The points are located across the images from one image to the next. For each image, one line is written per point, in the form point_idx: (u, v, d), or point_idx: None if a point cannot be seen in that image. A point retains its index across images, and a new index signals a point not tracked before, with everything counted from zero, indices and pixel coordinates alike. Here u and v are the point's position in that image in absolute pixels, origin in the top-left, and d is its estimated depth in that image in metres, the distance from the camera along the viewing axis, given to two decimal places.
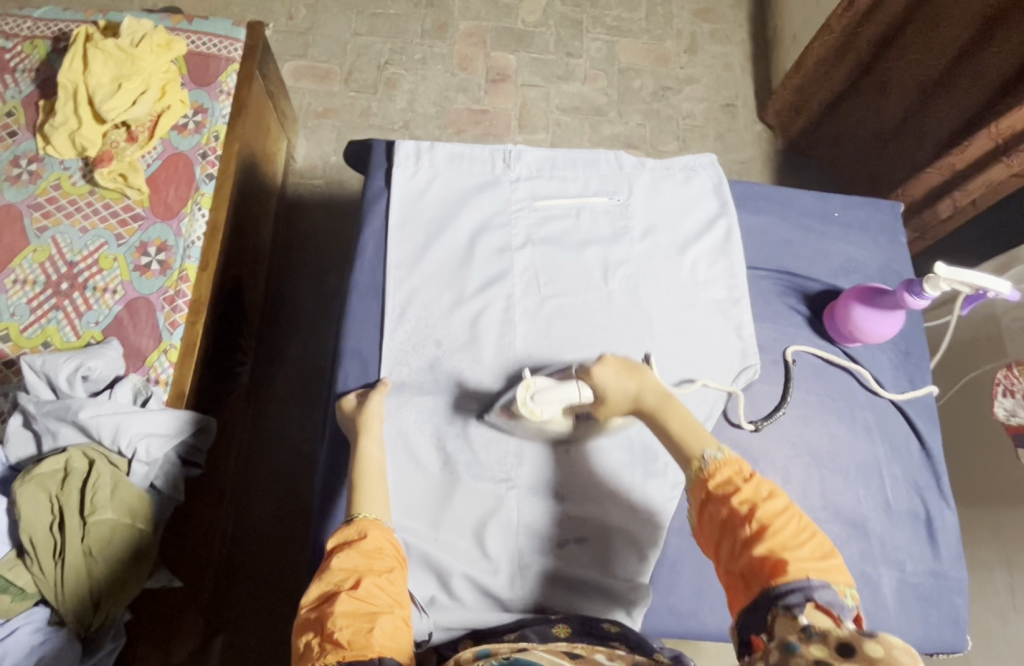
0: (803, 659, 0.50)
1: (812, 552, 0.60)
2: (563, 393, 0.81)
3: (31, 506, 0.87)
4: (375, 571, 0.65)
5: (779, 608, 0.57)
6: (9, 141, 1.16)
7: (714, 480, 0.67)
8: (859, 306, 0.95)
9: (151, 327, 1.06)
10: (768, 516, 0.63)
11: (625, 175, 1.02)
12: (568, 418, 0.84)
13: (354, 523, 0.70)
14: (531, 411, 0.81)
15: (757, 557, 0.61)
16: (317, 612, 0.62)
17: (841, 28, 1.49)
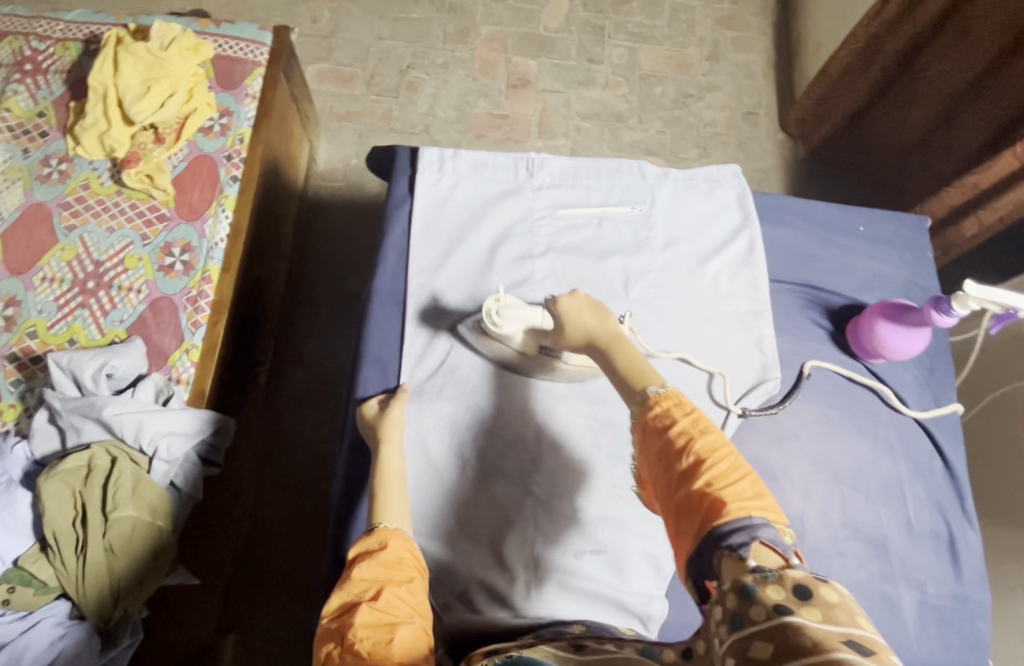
0: (763, 605, 0.49)
1: (749, 488, 0.59)
2: (528, 313, 0.86)
3: (56, 502, 0.88)
4: (396, 581, 0.65)
5: (724, 550, 0.55)
6: (40, 141, 1.18)
7: (653, 414, 0.65)
8: (884, 322, 0.94)
9: (174, 327, 1.08)
10: (705, 450, 0.61)
11: (648, 184, 1.01)
12: (532, 347, 0.88)
13: (374, 532, 0.70)
14: (494, 322, 0.86)
15: (694, 492, 0.59)
16: (338, 621, 0.62)
17: (868, 35, 1.47)
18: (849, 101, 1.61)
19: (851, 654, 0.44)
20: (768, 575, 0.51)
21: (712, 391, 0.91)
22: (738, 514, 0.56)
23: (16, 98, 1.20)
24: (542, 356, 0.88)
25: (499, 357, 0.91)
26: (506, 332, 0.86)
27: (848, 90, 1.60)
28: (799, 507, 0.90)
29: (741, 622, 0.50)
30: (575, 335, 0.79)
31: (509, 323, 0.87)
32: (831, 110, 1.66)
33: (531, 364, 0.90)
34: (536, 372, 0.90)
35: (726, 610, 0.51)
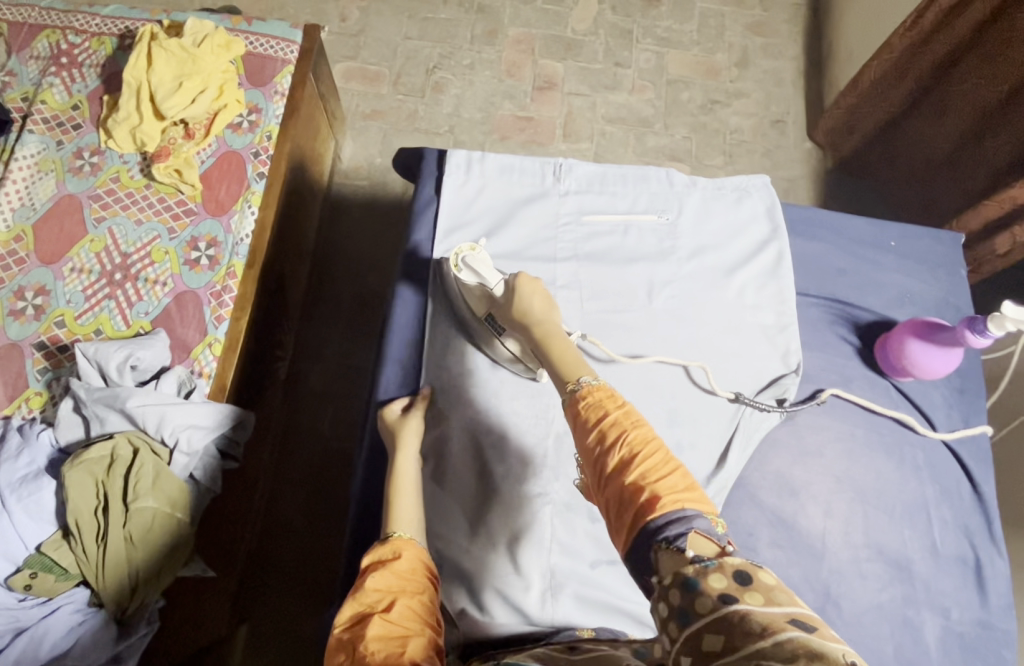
0: (708, 597, 0.49)
1: (681, 479, 0.58)
2: (487, 273, 0.87)
3: (79, 491, 0.90)
4: (408, 592, 0.65)
5: (660, 544, 0.54)
6: (74, 133, 1.20)
7: (584, 407, 0.64)
8: (914, 340, 0.92)
9: (197, 320, 1.09)
10: (636, 443, 0.60)
11: (675, 193, 1.00)
12: (479, 311, 0.89)
13: (388, 542, 0.70)
14: (454, 260, 0.89)
15: (627, 487, 0.58)
16: (350, 632, 0.61)
17: (903, 46, 1.45)
18: (881, 112, 1.58)
19: (797, 633, 0.44)
20: (708, 565, 0.50)
21: (694, 378, 0.90)
22: (672, 507, 0.56)
23: (52, 91, 1.22)
24: (487, 324, 0.89)
25: (458, 297, 0.92)
26: (460, 277, 0.88)
27: (880, 100, 1.57)
28: (820, 526, 0.89)
29: (689, 617, 0.49)
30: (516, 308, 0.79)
31: (467, 271, 0.89)
32: (862, 121, 1.63)
33: (477, 326, 0.90)
34: (479, 335, 0.91)
35: (671, 606, 0.50)
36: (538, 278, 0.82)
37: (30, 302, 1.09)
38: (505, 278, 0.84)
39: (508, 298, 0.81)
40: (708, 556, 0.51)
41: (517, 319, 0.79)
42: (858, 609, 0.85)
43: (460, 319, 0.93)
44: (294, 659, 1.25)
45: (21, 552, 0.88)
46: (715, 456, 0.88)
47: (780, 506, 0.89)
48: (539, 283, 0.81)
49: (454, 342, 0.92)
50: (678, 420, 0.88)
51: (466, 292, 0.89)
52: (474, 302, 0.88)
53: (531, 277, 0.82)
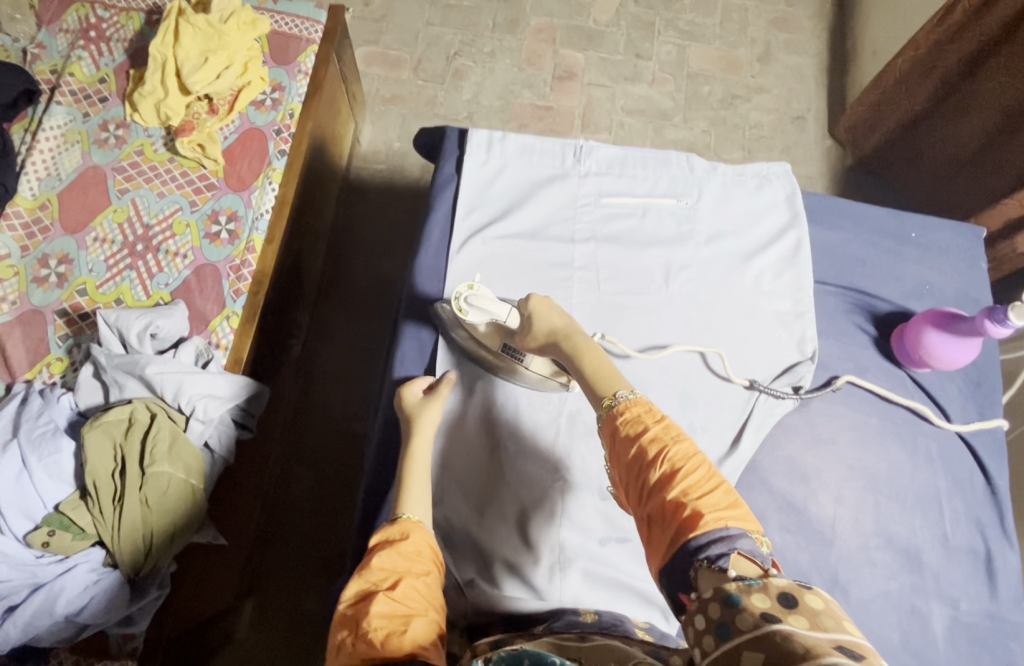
0: (750, 614, 0.47)
1: (725, 496, 0.58)
2: (495, 308, 0.85)
3: (97, 452, 0.91)
4: (413, 573, 0.66)
5: (701, 562, 0.55)
6: (100, 106, 1.21)
7: (622, 421, 0.65)
8: (932, 330, 0.91)
9: (216, 293, 1.10)
10: (678, 458, 0.61)
11: (695, 178, 1.00)
12: (496, 338, 0.89)
13: (397, 522, 0.71)
14: (458, 307, 0.86)
15: (668, 503, 0.59)
16: (354, 608, 0.63)
17: (929, 43, 1.44)
18: (903, 110, 1.57)
19: (842, 658, 0.43)
20: (753, 583, 0.49)
21: (710, 365, 0.90)
22: (715, 525, 0.56)
23: (80, 64, 1.24)
24: (505, 354, 0.89)
25: (464, 341, 0.90)
26: (468, 319, 0.86)
27: (902, 99, 1.56)
28: (831, 512, 0.89)
29: (728, 633, 0.48)
30: (538, 331, 0.81)
31: (473, 311, 0.86)
32: (884, 118, 1.62)
33: (496, 362, 0.90)
34: (498, 370, 0.90)
35: (709, 620, 0.50)
36: (549, 296, 0.83)
37: (53, 270, 1.10)
38: (516, 305, 0.84)
39: (525, 329, 0.83)
40: (753, 577, 0.51)
41: (546, 341, 0.81)
42: (865, 596, 0.85)
43: (476, 362, 0.91)
44: (298, 633, 1.26)
45: (39, 510, 0.90)
46: (729, 439, 0.89)
47: (790, 491, 0.89)
48: (553, 302, 0.83)
49: (472, 375, 0.91)
50: (690, 401, 0.89)
51: (473, 329, 0.89)
52: (487, 337, 0.88)
53: (543, 296, 0.83)
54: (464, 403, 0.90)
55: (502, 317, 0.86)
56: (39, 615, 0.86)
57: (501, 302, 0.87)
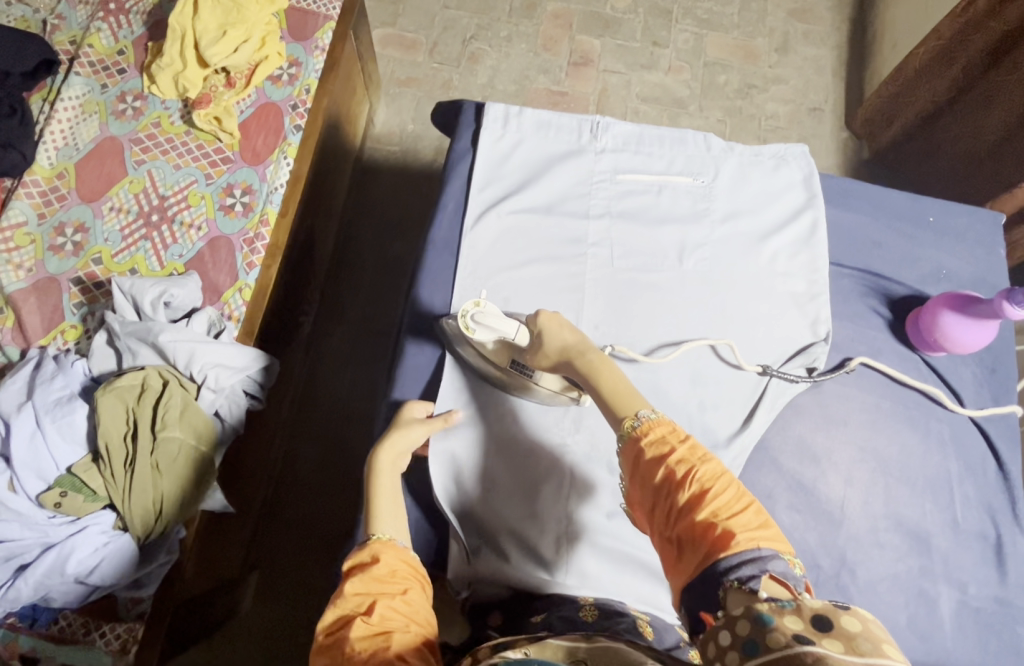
0: (781, 634, 0.49)
1: (755, 517, 0.61)
2: (502, 326, 0.82)
3: (109, 416, 0.92)
4: (388, 593, 0.64)
5: (732, 582, 0.56)
6: (118, 78, 1.22)
7: (648, 441, 0.65)
8: (949, 312, 0.91)
9: (229, 266, 1.11)
10: (707, 479, 0.62)
11: (712, 157, 1.00)
12: (504, 356, 0.87)
13: (367, 545, 0.68)
14: (465, 325, 0.83)
15: (699, 524, 0.60)
16: (332, 637, 0.61)
17: (951, 32, 1.42)
18: (922, 101, 1.55)
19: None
20: (785, 605, 0.51)
21: (721, 358, 0.90)
22: (748, 546, 0.58)
23: (98, 35, 1.24)
24: (513, 370, 0.87)
25: (471, 356, 0.88)
26: (475, 338, 0.83)
27: (921, 89, 1.54)
28: (840, 493, 0.88)
29: (756, 649, 0.49)
30: (549, 348, 0.79)
31: (480, 329, 0.83)
32: (902, 110, 1.60)
33: (505, 377, 0.88)
34: (506, 385, 0.88)
35: (738, 636, 0.51)
36: (558, 312, 0.81)
37: (69, 238, 1.11)
38: (524, 324, 0.82)
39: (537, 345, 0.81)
40: (786, 599, 0.52)
41: (559, 356, 0.79)
42: (872, 578, 0.85)
43: (484, 380, 0.89)
44: (302, 608, 1.27)
45: (52, 471, 0.91)
46: (741, 418, 0.89)
47: (800, 471, 0.89)
48: (562, 317, 0.81)
49: (480, 394, 0.89)
50: (702, 381, 0.89)
51: (481, 347, 0.87)
52: (495, 354, 0.87)
53: (552, 312, 0.81)
54: (472, 392, 0.89)
55: (510, 334, 0.83)
56: (51, 574, 0.87)
57: (508, 319, 0.83)
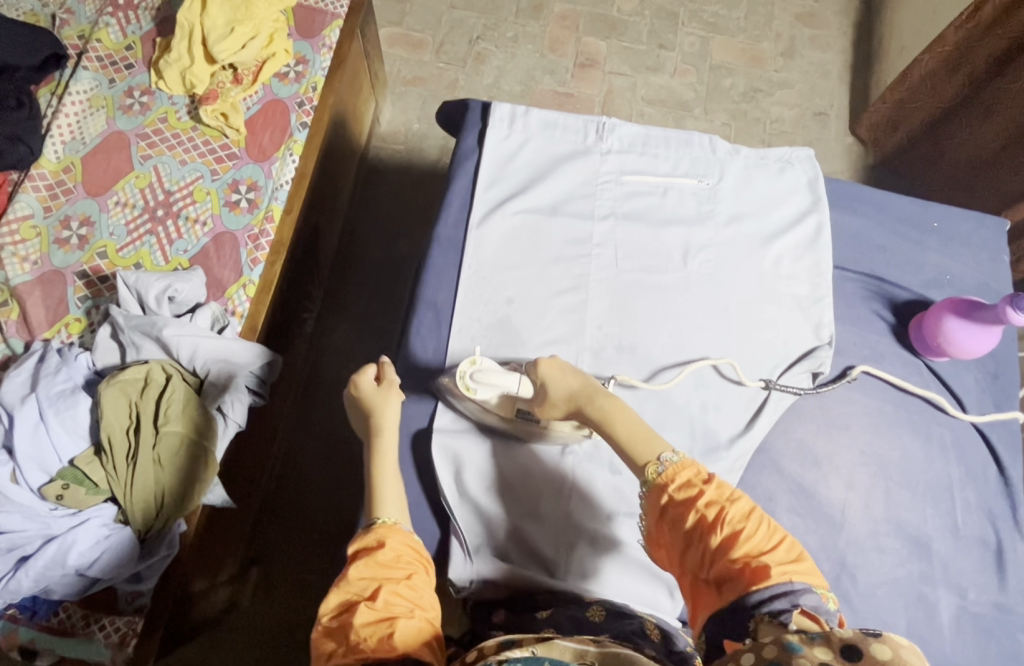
0: (807, 661, 0.50)
1: (786, 552, 0.64)
2: (503, 381, 0.82)
3: (112, 410, 0.92)
4: (393, 578, 0.67)
5: (761, 615, 0.59)
6: (126, 73, 1.22)
7: (676, 485, 0.68)
8: (952, 318, 0.91)
9: (234, 261, 1.11)
10: (737, 520, 0.65)
11: (718, 159, 1.00)
12: (508, 411, 0.85)
13: (372, 530, 0.71)
14: (466, 386, 0.82)
15: (733, 563, 0.63)
16: (338, 621, 0.64)
17: (958, 39, 1.41)
18: (929, 107, 1.55)
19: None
20: (815, 635, 0.52)
21: (725, 375, 0.89)
22: (781, 580, 0.61)
23: (107, 31, 1.25)
24: (520, 420, 0.85)
25: (474, 414, 0.86)
26: (477, 397, 0.83)
27: (928, 95, 1.54)
28: (841, 497, 0.88)
29: None
30: (556, 396, 0.79)
31: (481, 386, 0.83)
32: (908, 115, 1.60)
33: (516, 427, 0.86)
34: (513, 433, 0.87)
35: (762, 657, 0.52)
36: (558, 357, 0.80)
37: (75, 232, 1.11)
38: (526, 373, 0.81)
39: (542, 396, 0.80)
40: (815, 629, 0.53)
41: (568, 406, 0.79)
42: (872, 581, 0.85)
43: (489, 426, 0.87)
44: (302, 604, 1.27)
45: (55, 464, 0.91)
46: (743, 421, 0.89)
47: (801, 475, 0.89)
48: (565, 363, 0.80)
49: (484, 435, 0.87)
50: (704, 384, 0.89)
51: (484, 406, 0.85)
52: (498, 407, 0.84)
53: (551, 359, 0.80)
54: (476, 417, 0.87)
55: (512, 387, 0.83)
56: (51, 566, 0.87)
57: (508, 372, 0.83)
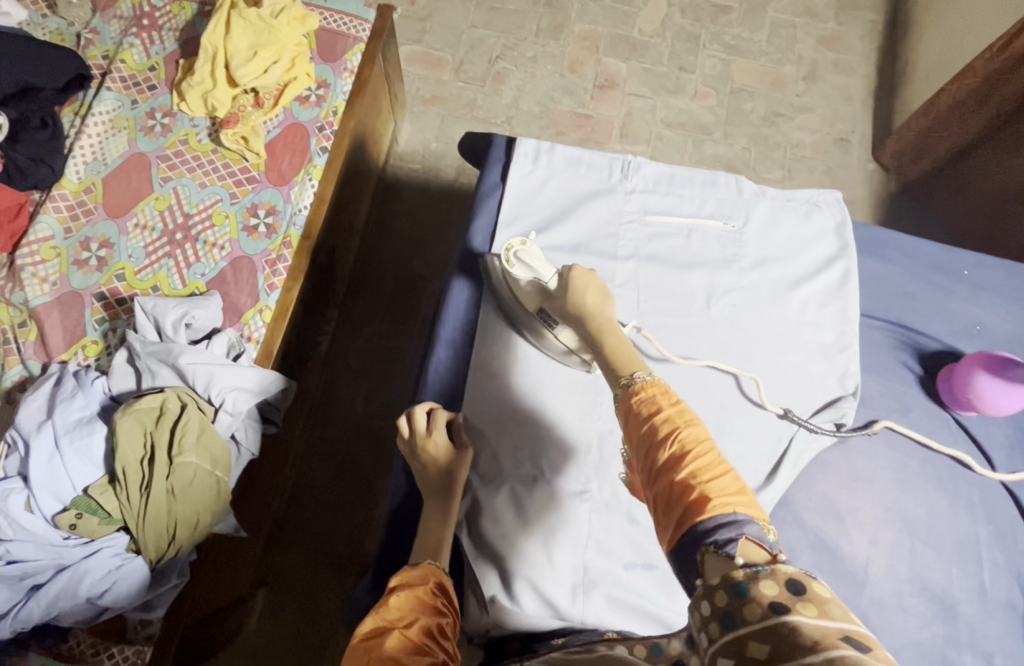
0: (758, 604, 0.47)
1: (733, 483, 0.56)
2: (541, 267, 0.86)
3: (127, 439, 0.92)
4: (429, 614, 0.66)
5: (708, 546, 0.52)
6: (148, 94, 1.23)
7: (635, 402, 0.61)
8: (983, 373, 0.89)
9: (251, 286, 1.11)
10: (689, 441, 0.57)
11: (743, 200, 0.99)
12: (534, 305, 0.87)
13: (419, 566, 0.71)
14: (507, 259, 0.88)
15: (677, 485, 0.55)
16: (367, 643, 0.62)
17: (987, 70, 1.39)
18: (953, 140, 1.53)
19: (851, 651, 0.42)
20: (760, 570, 0.48)
21: (746, 392, 0.89)
22: (723, 510, 0.53)
23: (131, 51, 1.25)
24: (540, 319, 0.87)
25: (509, 295, 0.92)
26: (513, 272, 0.87)
27: (953, 127, 1.52)
28: (864, 553, 0.87)
29: (733, 621, 0.47)
30: (569, 305, 0.78)
31: (520, 267, 0.87)
32: (932, 146, 1.58)
33: (533, 331, 0.91)
34: (531, 333, 0.91)
35: (715, 608, 0.49)
36: (593, 272, 0.80)
37: (94, 253, 1.11)
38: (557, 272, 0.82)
39: (562, 294, 0.80)
40: (761, 563, 0.50)
41: (574, 315, 0.77)
42: (896, 643, 0.83)
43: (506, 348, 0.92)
44: (309, 628, 1.26)
45: (68, 492, 0.91)
46: (765, 472, 0.87)
47: (823, 529, 0.87)
48: (597, 274, 0.79)
49: (498, 436, 0.88)
50: (727, 431, 0.87)
51: (517, 291, 0.89)
52: (525, 298, 0.87)
53: (585, 271, 0.80)
54: (490, 432, 0.88)
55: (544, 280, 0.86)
56: (63, 596, 0.87)
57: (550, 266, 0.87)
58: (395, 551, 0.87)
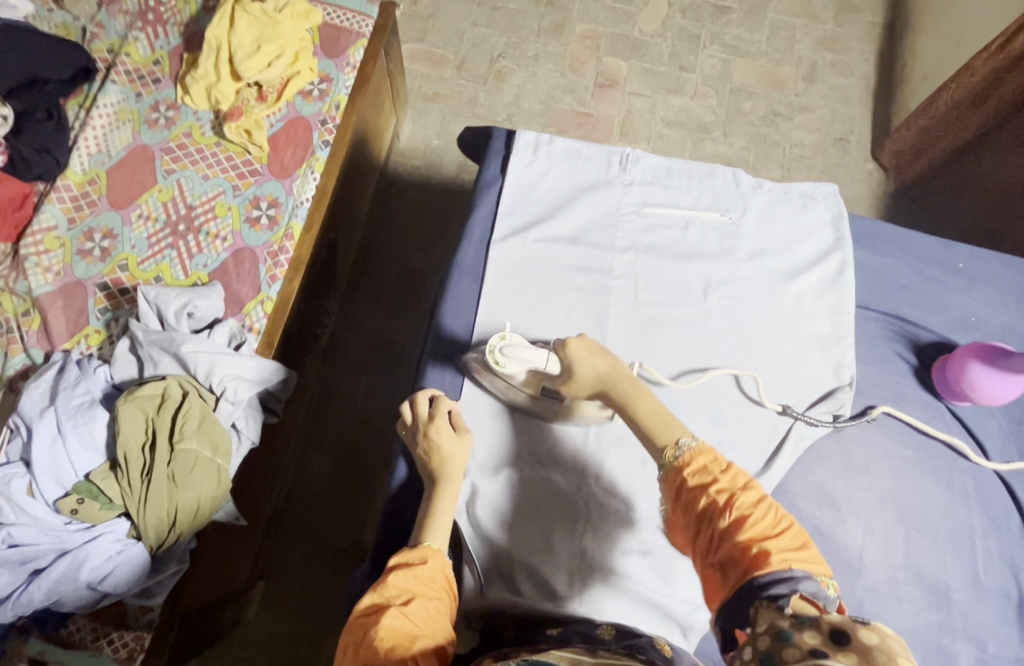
0: (798, 648, 0.49)
1: (790, 541, 0.61)
2: (531, 355, 0.83)
3: (129, 426, 0.93)
4: (427, 595, 0.67)
5: (762, 600, 0.56)
6: (153, 87, 1.24)
7: (688, 471, 0.66)
8: (977, 363, 0.90)
9: (252, 277, 1.12)
10: (746, 506, 0.62)
11: (741, 193, 1.00)
12: (534, 387, 0.85)
13: (417, 548, 0.72)
14: (496, 361, 0.84)
15: (738, 547, 0.60)
16: (365, 619, 0.63)
17: (987, 69, 1.40)
18: (950, 139, 1.54)
19: None
20: (804, 620, 0.51)
21: (745, 389, 0.89)
22: (780, 567, 0.58)
23: (136, 45, 1.26)
24: (546, 397, 0.86)
25: (504, 392, 0.88)
26: (507, 372, 0.84)
27: (952, 126, 1.53)
28: (858, 541, 0.88)
29: (772, 661, 0.50)
30: (583, 377, 0.78)
31: (510, 362, 0.84)
32: (930, 145, 1.59)
33: (540, 409, 0.87)
34: (539, 413, 0.88)
35: (757, 650, 0.52)
36: (586, 337, 0.79)
37: (98, 244, 1.12)
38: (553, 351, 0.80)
39: (567, 372, 0.79)
40: (807, 615, 0.52)
41: (595, 386, 0.78)
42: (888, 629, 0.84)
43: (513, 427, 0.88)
44: (306, 619, 1.26)
45: (70, 478, 0.92)
46: (761, 462, 0.87)
47: (818, 518, 0.88)
48: (591, 342, 0.79)
49: (499, 433, 0.88)
50: (724, 421, 0.88)
51: (511, 382, 0.86)
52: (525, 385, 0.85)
53: (580, 338, 0.79)
54: (492, 427, 0.88)
55: (540, 364, 0.83)
56: (63, 580, 0.87)
57: (535, 347, 0.84)
58: (396, 537, 0.87)
